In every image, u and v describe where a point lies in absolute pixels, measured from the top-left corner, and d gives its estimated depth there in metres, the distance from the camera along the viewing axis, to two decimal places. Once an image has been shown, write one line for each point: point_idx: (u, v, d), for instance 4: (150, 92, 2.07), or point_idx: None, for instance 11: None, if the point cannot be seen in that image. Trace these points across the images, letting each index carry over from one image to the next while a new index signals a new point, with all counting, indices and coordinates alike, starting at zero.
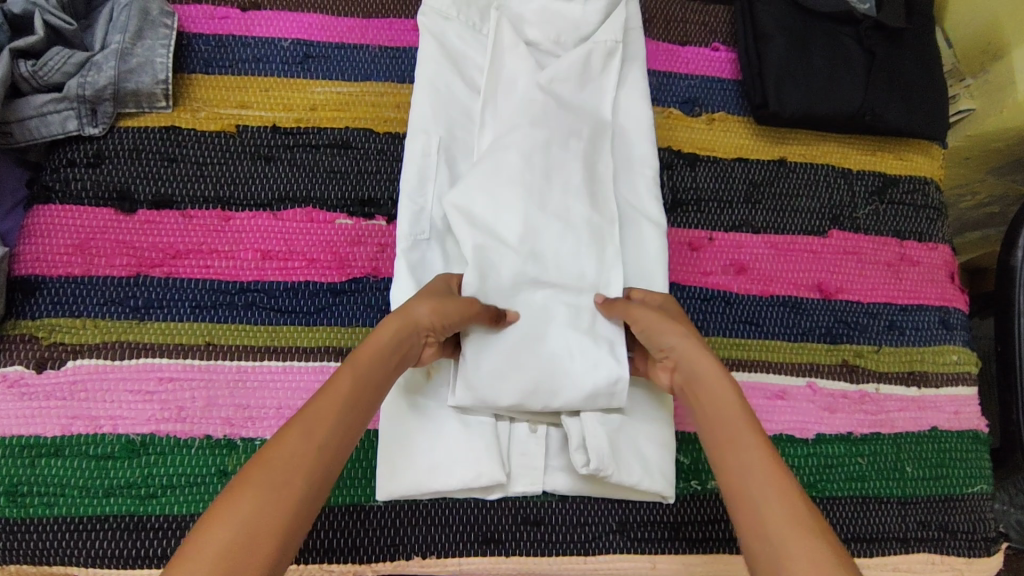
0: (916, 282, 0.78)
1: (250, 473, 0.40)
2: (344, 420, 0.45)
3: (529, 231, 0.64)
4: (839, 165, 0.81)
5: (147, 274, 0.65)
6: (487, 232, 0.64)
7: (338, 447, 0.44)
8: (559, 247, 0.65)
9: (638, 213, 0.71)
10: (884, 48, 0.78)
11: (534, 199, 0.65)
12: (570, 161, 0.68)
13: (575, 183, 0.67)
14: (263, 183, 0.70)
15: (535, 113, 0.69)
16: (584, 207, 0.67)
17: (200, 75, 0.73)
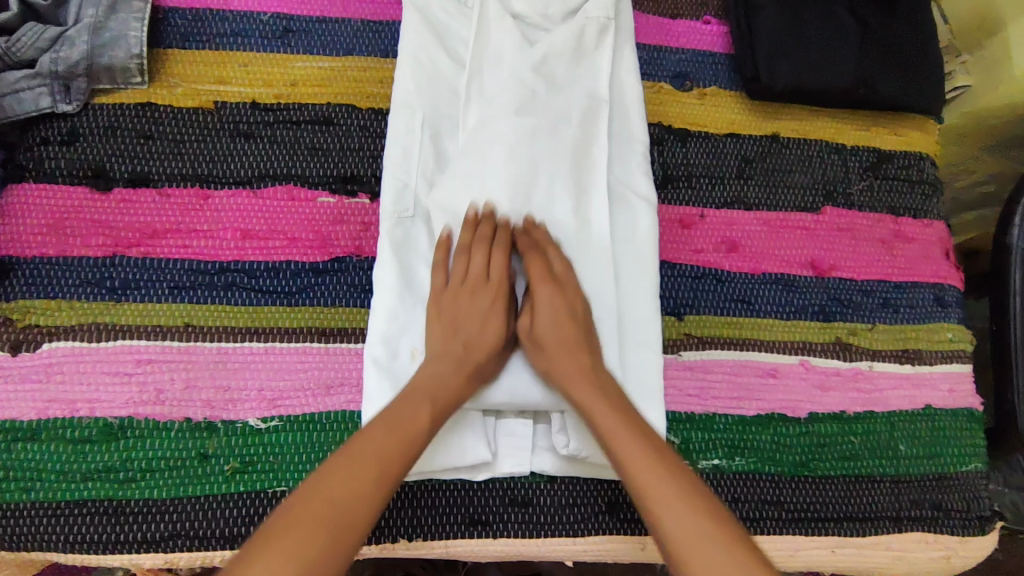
0: (910, 259, 0.77)
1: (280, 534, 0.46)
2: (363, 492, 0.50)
3: (515, 225, 0.64)
4: (833, 141, 0.80)
5: (124, 254, 0.63)
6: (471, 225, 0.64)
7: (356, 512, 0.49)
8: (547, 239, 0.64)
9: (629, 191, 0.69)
10: (879, 20, 0.76)
11: (519, 191, 0.64)
12: (558, 149, 0.66)
13: (563, 172, 0.66)
14: (243, 161, 0.68)
15: (519, 101, 0.67)
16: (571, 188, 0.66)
17: (177, 50, 0.70)
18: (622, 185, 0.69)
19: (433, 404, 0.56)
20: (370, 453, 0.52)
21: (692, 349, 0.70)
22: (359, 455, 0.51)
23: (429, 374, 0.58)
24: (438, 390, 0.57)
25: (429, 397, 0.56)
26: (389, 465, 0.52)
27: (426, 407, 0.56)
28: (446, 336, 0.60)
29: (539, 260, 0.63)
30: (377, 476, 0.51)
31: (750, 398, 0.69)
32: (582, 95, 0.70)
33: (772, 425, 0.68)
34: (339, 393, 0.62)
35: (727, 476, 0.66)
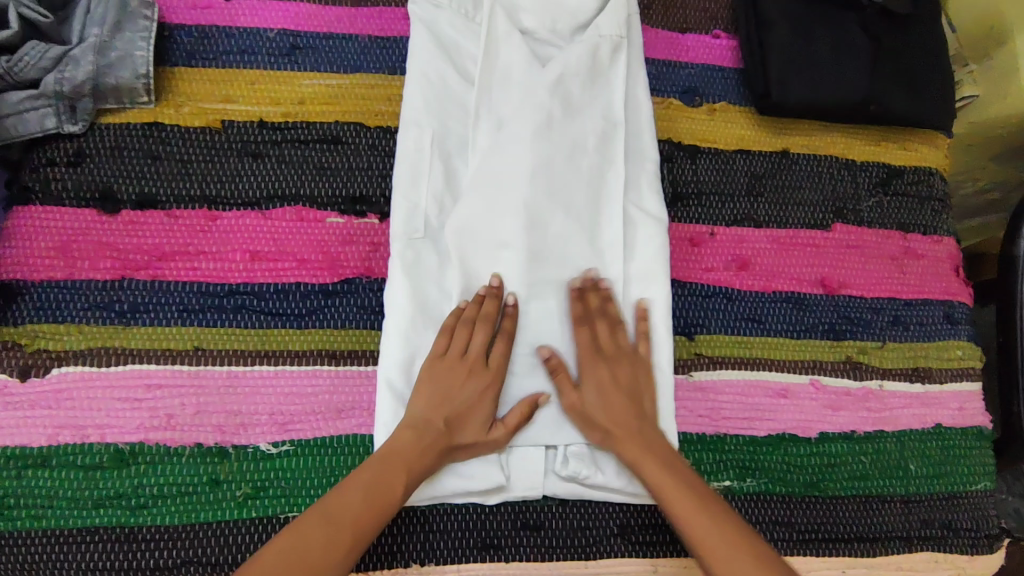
0: (920, 276, 0.77)
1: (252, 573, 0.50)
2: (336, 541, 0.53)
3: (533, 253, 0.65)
4: (842, 156, 0.79)
5: (133, 277, 0.63)
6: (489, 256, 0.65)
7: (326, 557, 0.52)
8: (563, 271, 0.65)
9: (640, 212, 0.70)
10: (890, 34, 0.76)
11: (536, 220, 0.65)
12: (575, 177, 0.67)
13: (579, 201, 0.67)
14: (251, 181, 0.68)
15: (534, 127, 0.68)
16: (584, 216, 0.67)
17: (183, 68, 0.70)
18: (635, 207, 0.70)
19: (408, 471, 0.57)
20: (342, 518, 0.54)
21: (702, 368, 0.70)
22: (335, 518, 0.54)
23: (409, 439, 0.58)
24: (410, 456, 0.58)
25: (399, 459, 0.57)
26: (362, 527, 0.54)
27: (402, 475, 0.57)
28: (434, 405, 0.60)
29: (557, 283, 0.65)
30: (345, 539, 0.54)
31: (760, 418, 0.69)
32: (595, 118, 0.70)
33: (782, 446, 0.68)
34: (350, 417, 0.62)
35: (737, 497, 0.66)
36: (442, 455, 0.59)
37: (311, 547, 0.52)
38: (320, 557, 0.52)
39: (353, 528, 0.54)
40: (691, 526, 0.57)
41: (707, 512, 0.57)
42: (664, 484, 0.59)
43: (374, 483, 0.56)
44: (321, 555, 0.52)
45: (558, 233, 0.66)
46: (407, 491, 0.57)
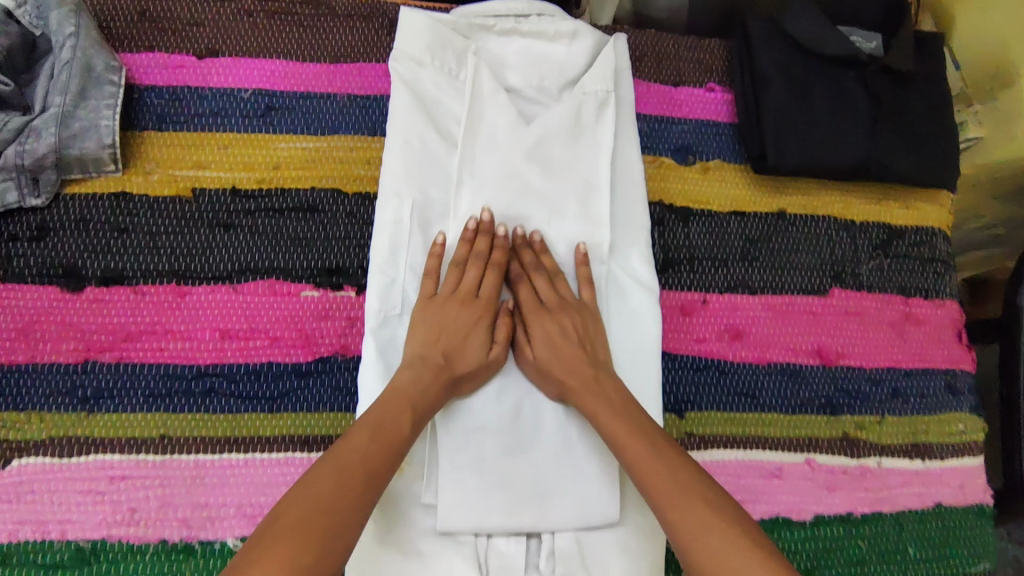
0: (921, 343, 0.74)
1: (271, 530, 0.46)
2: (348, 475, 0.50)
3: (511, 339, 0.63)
4: (841, 216, 0.76)
5: (96, 359, 0.61)
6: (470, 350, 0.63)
7: (338, 495, 0.49)
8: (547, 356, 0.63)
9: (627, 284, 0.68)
10: (892, 91, 0.72)
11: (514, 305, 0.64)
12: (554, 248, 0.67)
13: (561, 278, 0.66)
14: (223, 253, 0.65)
15: (507, 202, 0.67)
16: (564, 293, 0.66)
17: (152, 133, 0.67)
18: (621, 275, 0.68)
19: (414, 410, 0.56)
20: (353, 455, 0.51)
21: (692, 448, 0.67)
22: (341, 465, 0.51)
23: (413, 377, 0.58)
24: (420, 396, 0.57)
25: (409, 401, 0.56)
26: (375, 466, 0.52)
27: (408, 418, 0.56)
28: (429, 344, 0.60)
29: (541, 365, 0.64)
30: (363, 478, 0.51)
31: (753, 500, 0.66)
32: (580, 184, 0.68)
33: (776, 530, 0.66)
34: None
35: None
36: (445, 392, 0.59)
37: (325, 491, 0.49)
38: (339, 498, 0.49)
39: (363, 473, 0.51)
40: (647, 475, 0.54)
41: (669, 462, 0.54)
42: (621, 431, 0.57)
43: (381, 426, 0.54)
44: (336, 494, 0.49)
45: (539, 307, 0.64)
46: (413, 431, 0.55)
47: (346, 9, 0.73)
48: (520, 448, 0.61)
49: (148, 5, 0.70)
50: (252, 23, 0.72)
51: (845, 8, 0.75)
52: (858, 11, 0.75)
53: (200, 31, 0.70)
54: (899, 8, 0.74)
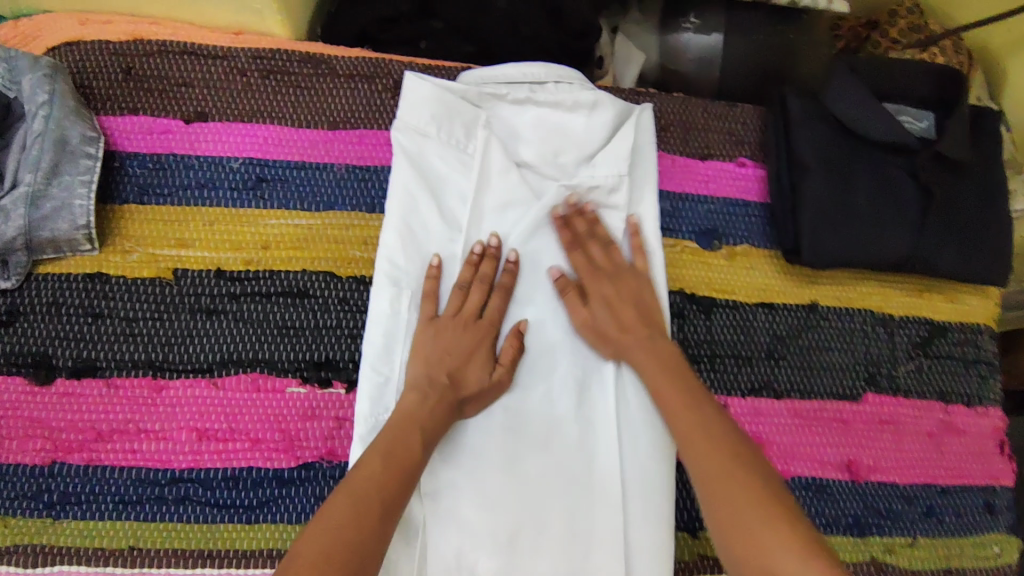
0: (959, 456, 0.68)
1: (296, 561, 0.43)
2: (365, 502, 0.47)
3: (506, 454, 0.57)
4: (879, 310, 0.70)
5: (65, 460, 0.57)
6: (461, 470, 0.56)
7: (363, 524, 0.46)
8: (547, 471, 0.57)
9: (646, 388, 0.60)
10: (944, 181, 0.65)
11: (512, 417, 0.58)
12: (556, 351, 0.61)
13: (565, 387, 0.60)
14: (204, 343, 0.60)
15: (509, 302, 0.62)
16: (570, 400, 0.59)
17: (133, 206, 0.62)
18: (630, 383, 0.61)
19: (423, 433, 0.53)
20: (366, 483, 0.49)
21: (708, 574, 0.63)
22: (361, 493, 0.48)
23: (419, 400, 0.55)
24: (432, 424, 0.54)
25: (422, 425, 0.54)
26: (390, 487, 0.49)
27: (417, 440, 0.53)
28: (437, 361, 0.57)
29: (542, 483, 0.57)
30: (383, 502, 0.48)
31: None
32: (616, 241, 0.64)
33: None
34: None
35: None
36: (450, 413, 0.56)
37: (345, 512, 0.46)
38: (357, 526, 0.46)
39: (384, 496, 0.48)
40: (716, 478, 0.50)
41: (743, 466, 0.50)
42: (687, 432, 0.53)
43: (392, 448, 0.51)
44: (355, 522, 0.46)
45: (540, 420, 0.59)
46: (425, 450, 0.53)
47: (347, 68, 0.68)
48: (518, 570, 0.55)
49: (134, 62, 0.65)
50: (246, 83, 0.66)
51: (893, 82, 0.68)
52: (910, 86, 0.68)
53: (189, 93, 0.65)
54: (956, 83, 0.67)
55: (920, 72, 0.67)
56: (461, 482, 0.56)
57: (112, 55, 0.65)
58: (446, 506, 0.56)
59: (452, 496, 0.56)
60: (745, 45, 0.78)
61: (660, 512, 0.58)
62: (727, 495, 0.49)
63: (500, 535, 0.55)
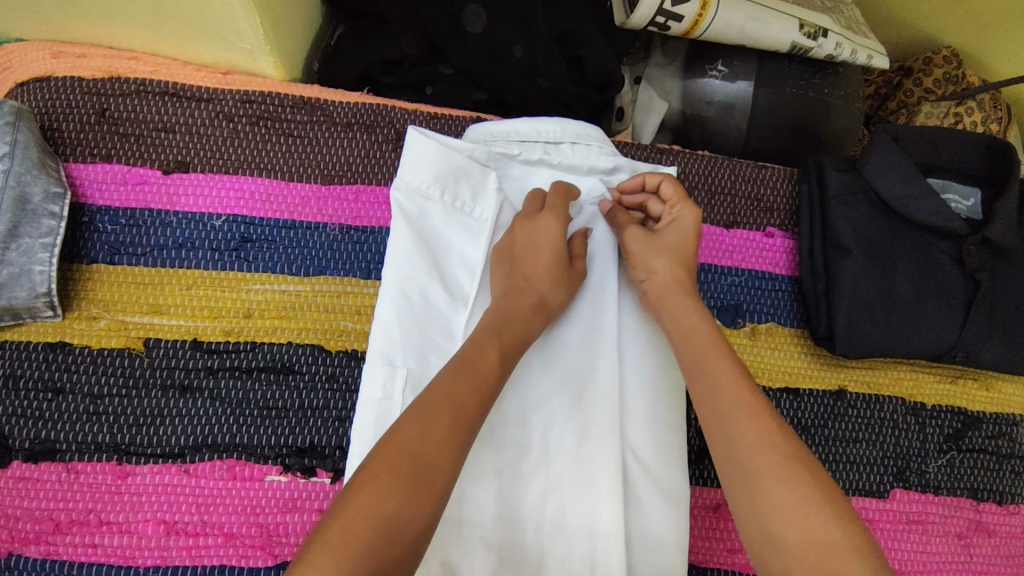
0: (990, 559, 0.64)
1: (367, 474, 0.39)
2: (441, 419, 0.42)
3: (507, 519, 0.49)
4: (910, 397, 0.65)
5: (21, 553, 0.52)
6: (457, 549, 0.48)
7: (432, 448, 0.41)
8: (550, 543, 0.50)
9: (652, 469, 0.53)
10: (991, 267, 0.61)
11: (513, 476, 0.50)
12: (561, 407, 0.53)
13: (570, 452, 0.51)
14: (176, 424, 0.54)
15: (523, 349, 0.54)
16: (569, 459, 0.51)
17: (104, 267, 0.57)
18: (637, 465, 0.53)
19: (500, 336, 0.49)
20: (444, 398, 0.43)
21: None
22: (432, 411, 0.42)
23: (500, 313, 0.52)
24: (514, 327, 0.51)
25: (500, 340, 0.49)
26: (465, 407, 0.44)
27: (496, 352, 0.48)
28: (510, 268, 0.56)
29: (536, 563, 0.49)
30: (466, 423, 0.43)
31: None
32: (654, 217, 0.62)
33: None
34: None
35: None
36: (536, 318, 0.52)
37: (417, 434, 0.41)
38: (440, 446, 0.41)
39: (466, 417, 0.43)
40: (738, 455, 0.44)
41: (772, 446, 0.44)
42: (696, 371, 0.49)
43: (465, 361, 0.46)
44: (426, 439, 0.41)
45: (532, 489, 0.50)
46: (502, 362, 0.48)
47: (345, 116, 0.62)
48: None
49: (109, 103, 0.59)
50: (233, 130, 0.60)
51: (941, 153, 0.63)
52: (954, 160, 0.64)
53: (169, 139, 0.59)
54: (1003, 158, 0.63)
55: (967, 144, 0.63)
56: (458, 561, 0.48)
57: (84, 94, 0.59)
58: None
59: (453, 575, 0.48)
60: (778, 98, 0.72)
61: None
62: (730, 434, 0.45)
63: None
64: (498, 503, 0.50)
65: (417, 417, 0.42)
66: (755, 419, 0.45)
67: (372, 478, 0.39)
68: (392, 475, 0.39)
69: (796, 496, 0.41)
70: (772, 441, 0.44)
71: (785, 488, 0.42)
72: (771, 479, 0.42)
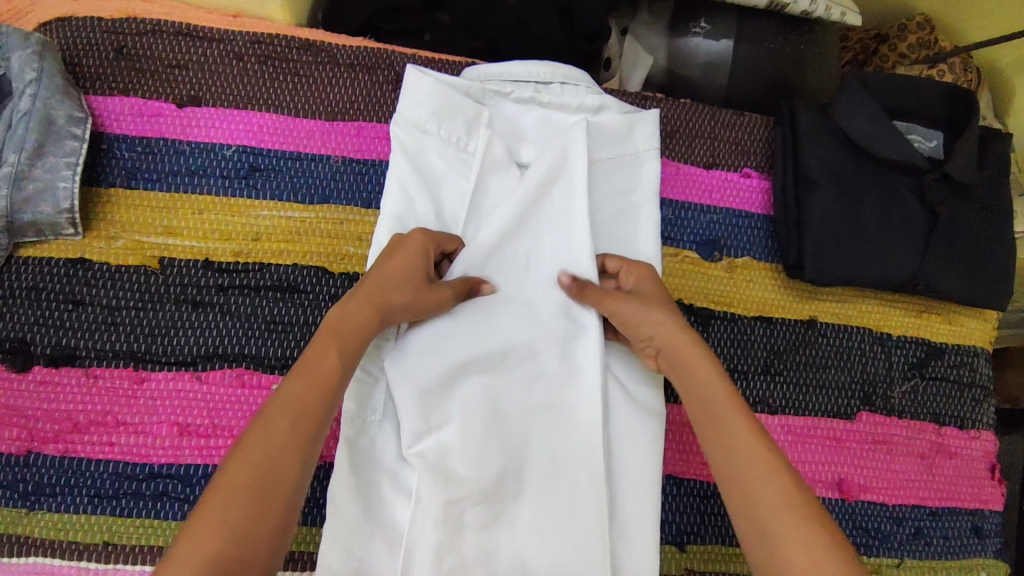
0: (951, 480, 0.68)
1: (213, 494, 0.40)
2: (288, 431, 0.43)
3: (492, 402, 0.54)
4: (877, 328, 0.69)
5: (40, 451, 0.56)
6: (447, 426, 0.53)
7: (275, 466, 0.42)
8: (532, 434, 0.55)
9: (624, 383, 0.58)
10: (950, 203, 0.65)
11: (498, 366, 0.55)
12: (541, 311, 0.58)
13: (553, 348, 0.57)
14: (187, 336, 0.58)
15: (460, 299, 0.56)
16: (551, 357, 0.57)
17: (121, 191, 0.61)
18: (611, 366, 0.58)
19: (342, 345, 0.48)
20: (293, 404, 0.44)
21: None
22: (288, 407, 0.44)
23: (344, 314, 0.50)
24: (348, 326, 0.49)
25: (342, 344, 0.48)
26: (307, 413, 0.44)
27: (334, 354, 0.47)
28: (371, 286, 0.51)
29: (517, 445, 0.54)
30: (310, 423, 0.44)
31: None
32: (641, 152, 0.65)
33: None
34: None
35: None
36: (375, 316, 0.50)
37: (269, 445, 0.42)
38: (284, 448, 0.42)
39: (311, 417, 0.44)
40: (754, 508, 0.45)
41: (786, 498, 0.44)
42: (709, 426, 0.50)
43: (307, 370, 0.46)
44: (268, 450, 0.42)
45: (514, 381, 0.56)
46: (344, 370, 0.47)
47: (348, 58, 0.65)
48: (501, 521, 0.53)
49: (126, 40, 0.63)
50: (242, 68, 0.64)
51: (907, 98, 0.68)
52: (919, 105, 0.68)
53: (182, 76, 0.63)
54: (965, 103, 0.67)
55: (931, 91, 0.68)
56: (448, 433, 0.53)
57: (103, 31, 0.63)
58: (436, 461, 0.52)
59: (439, 447, 0.52)
60: (757, 52, 0.76)
61: (641, 499, 0.55)
62: (748, 489, 0.45)
63: (478, 491, 0.52)
64: (484, 392, 0.54)
65: (268, 422, 0.43)
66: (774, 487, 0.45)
67: (221, 492, 0.40)
68: (234, 479, 0.40)
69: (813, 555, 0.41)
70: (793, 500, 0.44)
71: (802, 551, 0.41)
72: (794, 536, 0.42)
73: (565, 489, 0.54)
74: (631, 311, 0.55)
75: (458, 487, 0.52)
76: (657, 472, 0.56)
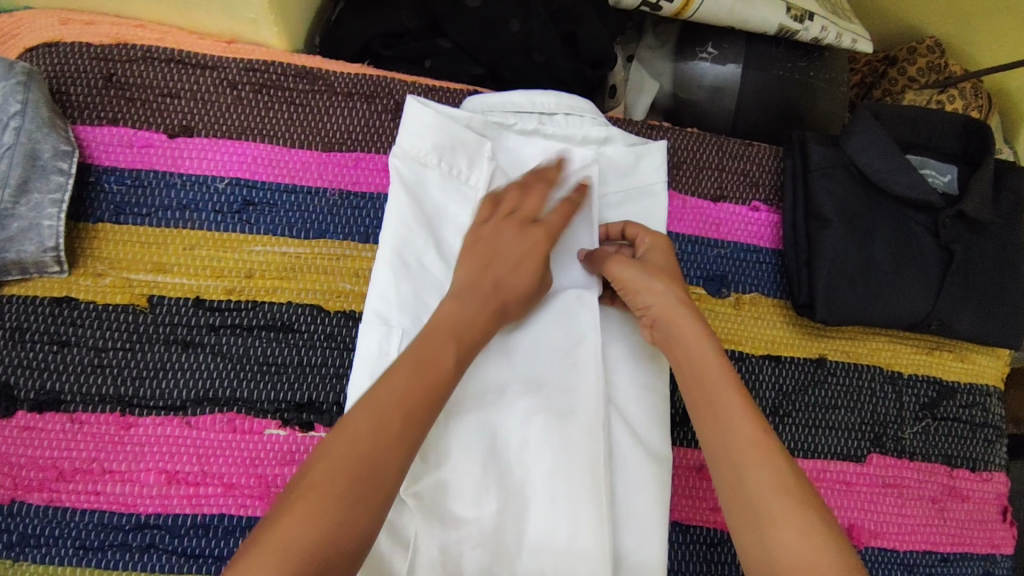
0: (963, 524, 0.66)
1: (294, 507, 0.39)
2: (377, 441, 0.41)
3: (490, 440, 0.52)
4: (888, 366, 0.67)
5: (24, 500, 0.53)
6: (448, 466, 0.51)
7: (360, 475, 0.40)
8: (533, 473, 0.52)
9: (630, 425, 0.56)
10: (964, 241, 0.63)
11: (495, 404, 0.54)
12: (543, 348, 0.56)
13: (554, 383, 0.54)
14: (177, 379, 0.56)
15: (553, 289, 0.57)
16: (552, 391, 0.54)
17: (109, 227, 0.58)
18: (616, 407, 0.56)
19: (459, 340, 0.48)
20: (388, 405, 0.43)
21: None
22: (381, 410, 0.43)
23: (456, 309, 0.50)
24: (473, 334, 0.49)
25: (458, 341, 0.48)
26: (415, 411, 0.44)
27: (452, 352, 0.47)
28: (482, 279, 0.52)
29: (517, 484, 0.52)
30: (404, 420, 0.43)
31: None
32: (647, 184, 0.63)
33: None
34: None
35: None
36: (493, 320, 0.51)
37: (346, 457, 0.40)
38: (369, 460, 0.41)
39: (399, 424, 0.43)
40: (753, 498, 0.43)
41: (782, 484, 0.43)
42: (703, 409, 0.48)
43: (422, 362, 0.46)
44: (350, 465, 0.40)
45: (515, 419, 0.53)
46: (456, 370, 0.47)
47: (345, 86, 0.63)
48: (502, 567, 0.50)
49: (116, 68, 0.61)
50: (236, 97, 0.62)
51: (920, 132, 0.66)
52: (933, 139, 0.66)
53: (175, 105, 0.61)
54: (980, 137, 0.65)
55: (944, 124, 0.66)
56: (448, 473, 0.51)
57: (91, 59, 0.60)
58: (435, 502, 0.50)
59: (438, 487, 0.51)
60: (765, 79, 0.74)
61: (649, 549, 0.53)
62: (743, 475, 0.44)
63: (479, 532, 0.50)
64: (482, 429, 0.52)
65: (346, 436, 0.41)
66: (771, 465, 0.44)
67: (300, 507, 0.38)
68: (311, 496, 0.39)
69: (812, 544, 0.41)
70: (789, 487, 0.43)
71: (800, 536, 0.41)
72: (787, 528, 0.41)
73: (569, 531, 0.50)
74: (634, 278, 0.54)
75: (458, 531, 0.50)
76: (666, 520, 0.54)
